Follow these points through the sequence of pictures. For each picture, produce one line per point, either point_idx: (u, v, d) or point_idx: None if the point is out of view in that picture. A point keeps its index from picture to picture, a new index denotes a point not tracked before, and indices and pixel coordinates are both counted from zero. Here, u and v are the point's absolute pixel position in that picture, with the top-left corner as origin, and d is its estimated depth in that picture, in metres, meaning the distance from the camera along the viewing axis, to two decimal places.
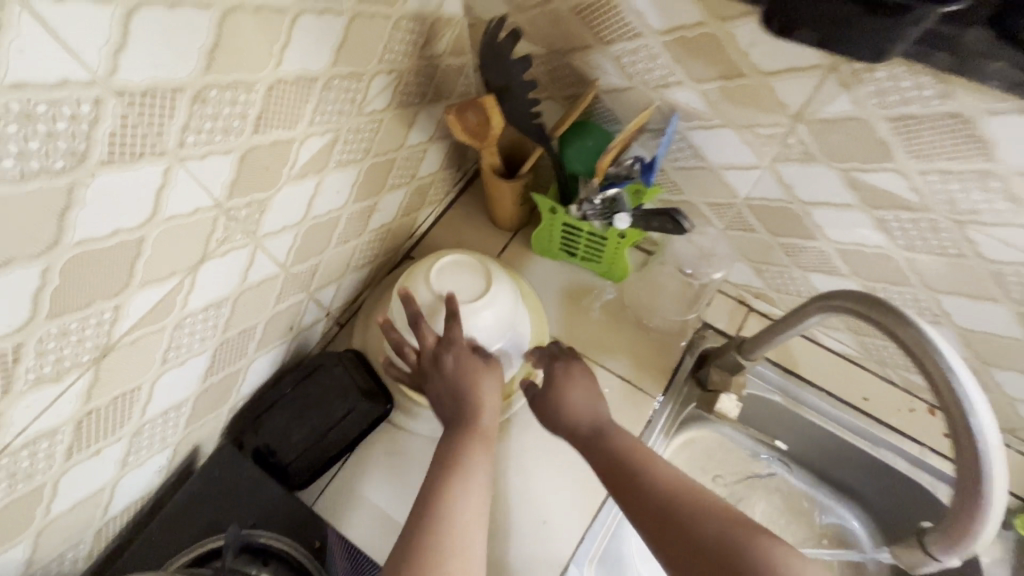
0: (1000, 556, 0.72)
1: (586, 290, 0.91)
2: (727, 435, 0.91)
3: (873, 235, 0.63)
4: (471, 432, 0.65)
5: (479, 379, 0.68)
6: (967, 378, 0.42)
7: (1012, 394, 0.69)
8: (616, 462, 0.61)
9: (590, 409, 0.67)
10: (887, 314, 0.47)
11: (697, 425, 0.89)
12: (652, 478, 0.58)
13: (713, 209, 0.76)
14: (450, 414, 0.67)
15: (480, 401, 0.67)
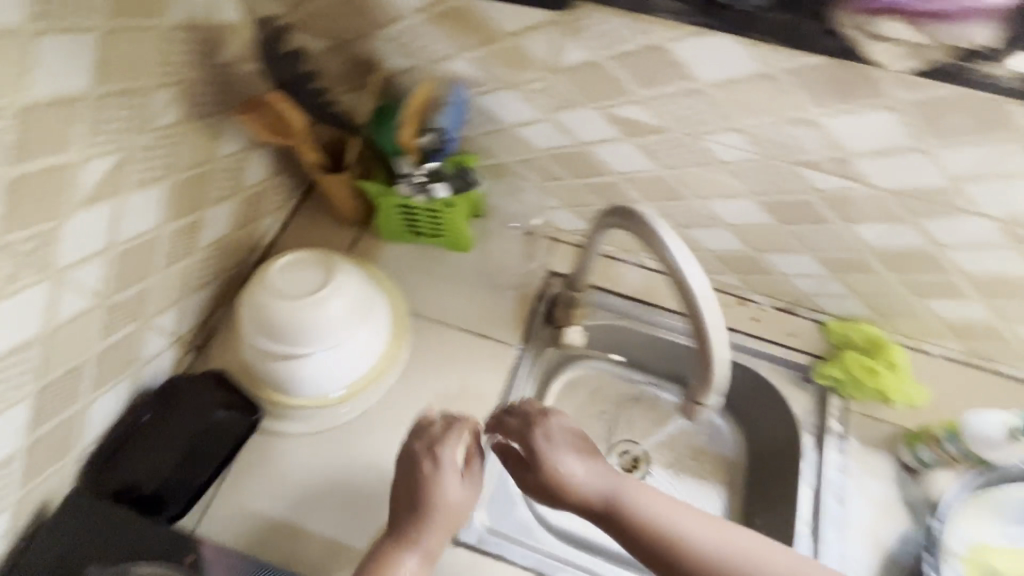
0: (807, 406, 0.87)
1: (440, 265, 0.96)
2: (602, 370, 1.00)
3: (645, 162, 0.74)
4: (422, 544, 0.67)
5: (441, 483, 0.68)
6: (675, 242, 0.56)
7: (786, 272, 0.84)
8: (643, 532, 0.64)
9: (602, 484, 0.67)
10: (625, 216, 0.61)
11: (568, 368, 1.00)
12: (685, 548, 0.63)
13: (524, 165, 0.84)
14: (404, 523, 0.68)
15: (445, 512, 0.68)
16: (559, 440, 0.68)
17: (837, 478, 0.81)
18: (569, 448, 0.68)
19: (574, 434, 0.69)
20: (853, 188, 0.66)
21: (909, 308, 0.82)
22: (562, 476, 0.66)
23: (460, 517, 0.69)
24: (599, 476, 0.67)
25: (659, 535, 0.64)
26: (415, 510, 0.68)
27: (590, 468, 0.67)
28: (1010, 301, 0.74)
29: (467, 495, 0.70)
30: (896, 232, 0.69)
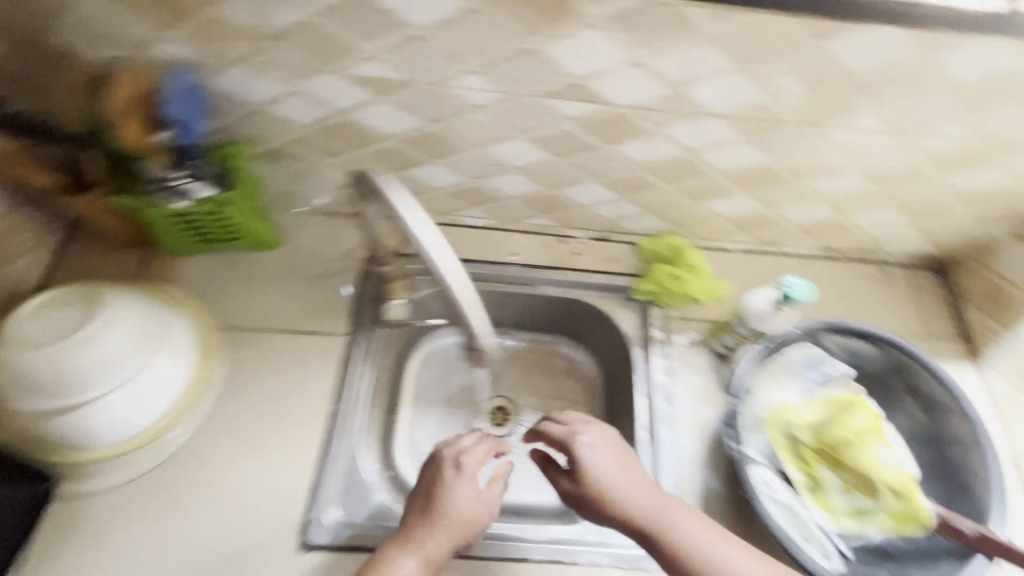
0: (632, 322, 0.93)
1: (247, 270, 0.89)
2: (453, 343, 1.11)
3: (409, 120, 0.72)
4: (421, 551, 0.66)
5: (455, 493, 0.69)
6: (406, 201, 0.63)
7: (584, 201, 0.87)
8: (668, 540, 0.65)
9: (646, 500, 0.67)
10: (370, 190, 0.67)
11: (424, 346, 1.10)
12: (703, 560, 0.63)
13: (297, 146, 0.79)
14: (409, 525, 0.68)
15: (456, 520, 0.68)
16: (597, 450, 0.69)
17: (663, 382, 0.87)
18: (600, 457, 0.69)
19: (606, 444, 0.70)
20: (601, 110, 0.67)
21: (697, 213, 0.88)
22: (594, 480, 0.67)
23: (466, 535, 0.68)
24: (622, 480, 0.67)
25: (669, 551, 0.64)
26: (427, 513, 0.69)
27: (626, 475, 0.68)
28: (768, 189, 0.80)
29: (479, 513, 0.69)
30: (653, 145, 0.72)
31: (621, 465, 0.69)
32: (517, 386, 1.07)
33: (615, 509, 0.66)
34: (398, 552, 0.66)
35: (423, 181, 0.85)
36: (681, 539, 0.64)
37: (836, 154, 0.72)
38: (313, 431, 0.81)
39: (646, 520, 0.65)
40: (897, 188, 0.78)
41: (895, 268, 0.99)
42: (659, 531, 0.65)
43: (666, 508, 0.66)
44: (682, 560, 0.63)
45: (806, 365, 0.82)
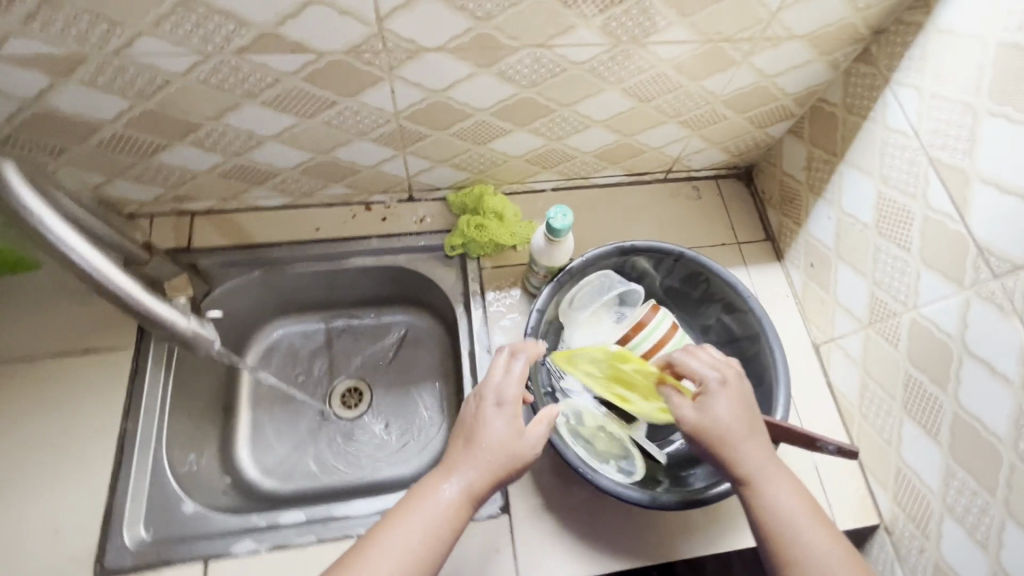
0: (450, 277, 0.92)
1: (6, 296, 0.81)
2: (292, 326, 1.03)
3: (115, 100, 0.64)
4: (463, 481, 0.60)
5: (493, 433, 0.61)
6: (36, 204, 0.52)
7: (366, 162, 0.82)
8: (767, 492, 0.60)
9: (763, 452, 0.61)
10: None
11: (263, 335, 1.01)
12: (789, 511, 0.59)
13: (9, 147, 0.70)
14: (456, 453, 0.62)
15: (493, 452, 0.60)
16: (716, 402, 0.62)
17: (480, 333, 0.86)
18: (727, 403, 0.62)
19: (734, 393, 0.63)
20: (313, 61, 0.62)
21: (487, 157, 0.85)
22: (710, 425, 0.61)
23: (508, 472, 0.61)
24: (740, 432, 0.61)
25: (761, 508, 0.59)
26: (471, 438, 0.62)
27: (744, 432, 0.61)
28: (540, 122, 0.79)
29: (524, 450, 0.61)
30: (394, 92, 0.68)
31: (734, 421, 0.61)
32: (363, 363, 1.02)
33: (721, 456, 0.61)
34: (439, 480, 0.60)
35: (182, 167, 0.78)
36: (764, 502, 0.59)
37: (581, 75, 0.71)
38: (102, 453, 0.75)
39: (749, 476, 0.60)
40: (661, 102, 0.78)
41: (706, 182, 1.01)
42: (754, 484, 0.60)
43: (769, 470, 0.60)
44: (764, 516, 0.59)
45: (605, 288, 0.82)
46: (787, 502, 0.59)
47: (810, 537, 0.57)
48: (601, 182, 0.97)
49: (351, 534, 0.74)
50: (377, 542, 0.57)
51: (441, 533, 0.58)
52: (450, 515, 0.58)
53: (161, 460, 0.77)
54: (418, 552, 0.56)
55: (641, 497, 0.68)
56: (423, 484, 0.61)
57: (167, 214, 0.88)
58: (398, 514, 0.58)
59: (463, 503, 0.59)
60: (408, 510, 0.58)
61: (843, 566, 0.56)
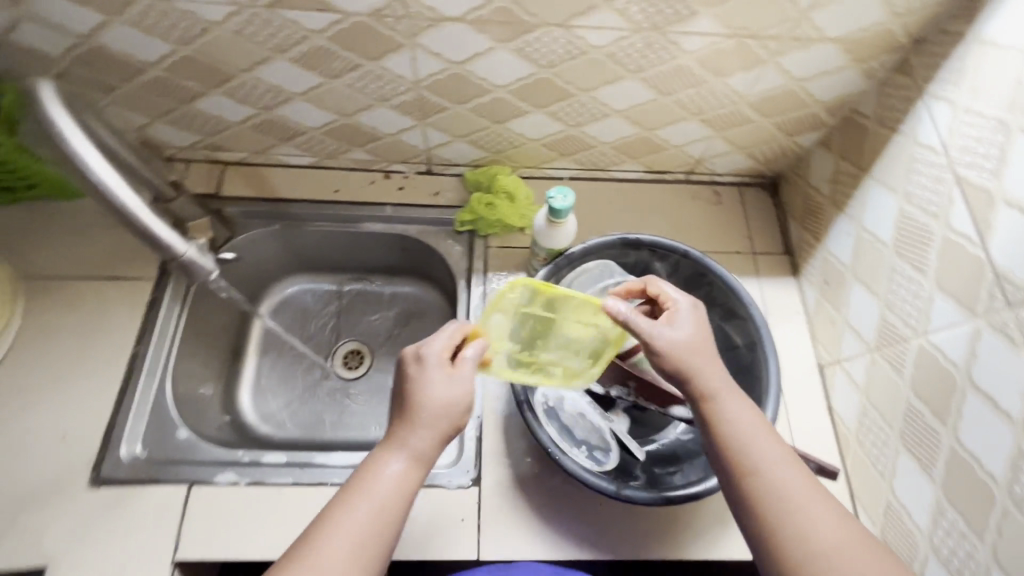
0: (458, 252, 0.93)
1: (51, 219, 0.88)
2: (305, 285, 1.05)
3: (157, 43, 0.69)
4: (408, 452, 0.57)
5: (428, 394, 0.58)
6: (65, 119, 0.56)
7: (387, 129, 0.85)
8: (731, 415, 0.58)
9: (726, 375, 0.60)
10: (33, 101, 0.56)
11: (277, 290, 1.04)
12: (753, 433, 0.57)
13: (65, 80, 0.76)
14: (395, 428, 0.58)
15: (437, 414, 0.57)
16: (685, 318, 0.61)
17: (476, 309, 0.88)
18: (699, 319, 0.62)
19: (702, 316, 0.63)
20: (339, 21, 0.65)
21: (504, 137, 0.86)
22: (692, 340, 0.59)
23: (453, 429, 0.59)
24: (712, 351, 0.60)
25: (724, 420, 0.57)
26: (409, 407, 0.58)
27: (713, 349, 0.60)
28: (558, 105, 0.79)
29: (468, 403, 0.59)
30: (415, 60, 0.70)
31: (702, 338, 0.60)
32: (368, 329, 1.04)
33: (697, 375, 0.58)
34: (383, 457, 0.57)
35: (216, 116, 0.83)
36: (729, 415, 0.58)
37: (600, 60, 0.71)
38: (112, 373, 0.80)
39: (712, 393, 0.58)
40: (683, 97, 0.77)
41: (729, 188, 0.99)
42: (722, 408, 0.58)
43: (731, 392, 0.59)
44: (725, 429, 0.57)
45: (602, 277, 0.81)
46: (749, 416, 0.58)
47: (771, 450, 0.56)
48: (619, 176, 0.97)
49: (326, 482, 0.76)
50: (327, 531, 0.54)
51: (392, 502, 0.56)
52: (401, 490, 0.56)
53: (163, 387, 0.81)
54: (373, 533, 0.54)
55: (607, 486, 0.66)
56: (366, 467, 0.57)
57: (201, 161, 0.93)
58: (344, 501, 0.55)
59: (413, 473, 0.57)
60: (355, 497, 0.55)
61: (803, 480, 0.55)
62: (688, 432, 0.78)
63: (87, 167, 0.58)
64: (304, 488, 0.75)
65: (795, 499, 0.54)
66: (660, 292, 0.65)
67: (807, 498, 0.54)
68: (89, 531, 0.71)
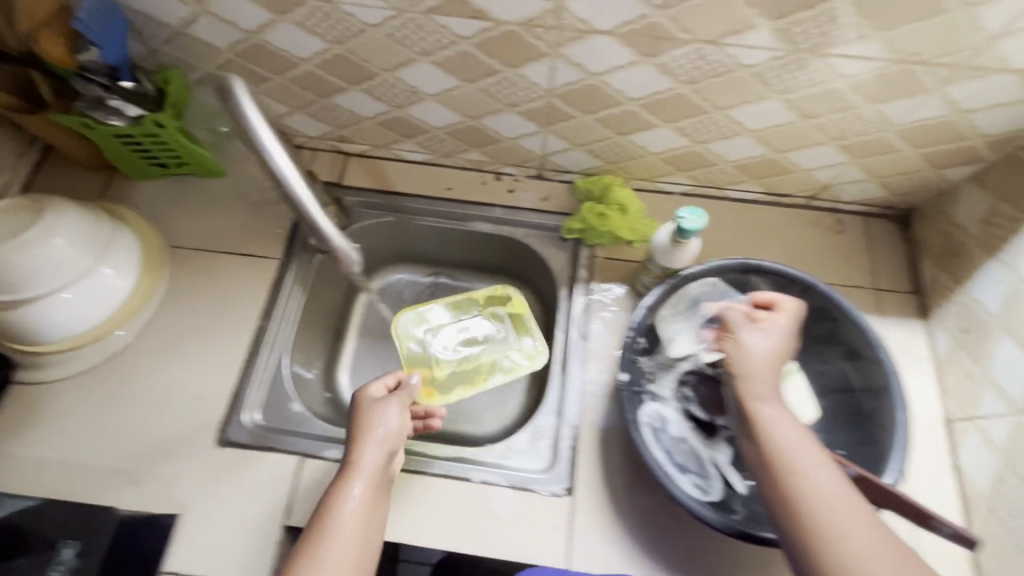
0: (562, 259, 0.94)
1: (195, 194, 0.96)
2: (405, 277, 1.06)
3: (314, 40, 0.73)
4: (362, 475, 0.64)
5: (379, 421, 0.69)
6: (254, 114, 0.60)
7: (509, 134, 0.86)
8: (772, 414, 0.59)
9: (772, 378, 0.62)
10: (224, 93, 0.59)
11: (378, 277, 1.06)
12: (793, 434, 0.58)
13: (225, 71, 0.82)
14: (348, 460, 0.66)
15: (390, 440, 0.68)
16: (768, 326, 0.65)
17: (579, 318, 0.88)
18: (784, 337, 0.64)
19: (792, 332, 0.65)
20: (489, 29, 0.66)
21: (624, 148, 0.85)
22: (761, 343, 0.63)
23: (394, 449, 0.68)
24: (777, 358, 0.63)
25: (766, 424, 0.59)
26: (360, 436, 0.68)
27: (772, 361, 0.62)
28: (688, 121, 0.77)
29: (402, 426, 0.70)
30: (554, 69, 0.71)
31: (779, 347, 0.63)
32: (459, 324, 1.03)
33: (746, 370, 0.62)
34: (342, 485, 0.64)
35: (350, 110, 0.87)
36: (770, 419, 0.59)
37: (745, 79, 0.68)
38: (240, 343, 0.87)
39: (759, 392, 0.61)
40: (826, 121, 0.73)
41: (854, 217, 0.93)
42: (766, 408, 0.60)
43: (776, 396, 0.61)
44: (770, 431, 0.58)
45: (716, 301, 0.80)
46: (792, 422, 0.59)
47: (813, 452, 0.56)
48: (735, 196, 0.93)
49: (423, 471, 0.79)
50: (307, 559, 0.58)
51: (359, 524, 0.62)
52: (363, 513, 0.62)
53: (283, 359, 0.88)
54: (349, 551, 0.60)
55: (713, 517, 0.66)
56: (327, 502, 0.63)
57: (327, 150, 0.99)
58: (313, 531, 0.61)
59: (371, 492, 0.64)
60: (324, 526, 0.60)
61: (843, 490, 0.54)
62: None
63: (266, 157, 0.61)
64: (406, 473, 0.79)
65: (836, 505, 0.53)
66: (784, 308, 0.66)
67: (842, 506, 0.53)
68: (213, 486, 0.78)
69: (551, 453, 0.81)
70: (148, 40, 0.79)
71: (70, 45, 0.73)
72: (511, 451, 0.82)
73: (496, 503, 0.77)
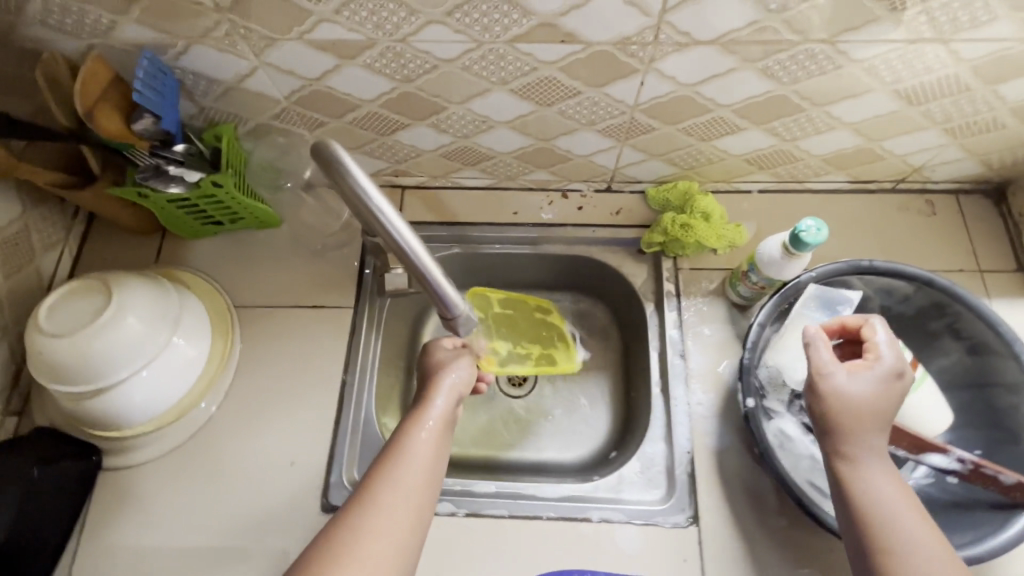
0: (645, 274, 0.90)
1: (252, 248, 0.92)
2: None
3: (380, 81, 0.68)
4: (435, 411, 0.67)
5: (444, 368, 0.72)
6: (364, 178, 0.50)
7: (582, 152, 0.81)
8: (867, 471, 0.58)
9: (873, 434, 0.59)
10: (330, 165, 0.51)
11: None
12: (889, 494, 0.56)
13: (280, 120, 0.78)
14: (422, 399, 0.69)
15: (455, 388, 0.70)
16: (870, 374, 0.61)
17: (673, 335, 0.84)
18: (886, 385, 0.61)
19: (889, 375, 0.61)
20: (578, 51, 0.62)
21: (705, 154, 0.81)
22: (859, 397, 0.60)
23: (461, 397, 0.71)
24: (880, 412, 0.60)
25: (862, 493, 0.57)
26: (431, 380, 0.71)
27: (871, 413, 0.59)
28: (781, 121, 0.72)
29: (470, 376, 0.73)
30: (643, 84, 0.66)
31: (880, 397, 0.60)
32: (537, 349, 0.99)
33: (845, 425, 0.59)
34: (416, 418, 0.67)
35: (411, 146, 0.82)
36: (866, 477, 0.58)
37: (853, 74, 0.64)
38: (326, 399, 0.84)
39: (854, 448, 0.59)
40: (933, 107, 0.69)
41: (943, 197, 0.88)
42: (861, 463, 0.58)
43: (875, 453, 0.59)
44: (864, 489, 0.57)
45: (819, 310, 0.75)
46: (892, 485, 0.57)
47: (910, 516, 0.55)
48: (817, 188, 0.89)
49: (539, 515, 0.76)
50: (384, 478, 0.61)
51: (426, 473, 0.63)
52: (430, 458, 0.63)
53: (370, 412, 0.85)
54: (422, 478, 0.62)
55: None
56: (401, 432, 0.65)
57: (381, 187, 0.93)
58: (383, 465, 0.62)
59: (441, 429, 0.66)
60: (399, 452, 0.63)
61: (941, 551, 0.53)
62: (928, 475, 0.72)
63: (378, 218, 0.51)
64: (520, 518, 0.76)
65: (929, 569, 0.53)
66: (873, 339, 0.64)
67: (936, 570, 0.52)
68: None
69: (667, 481, 0.78)
70: (198, 98, 0.74)
71: (121, 115, 0.69)
72: (624, 484, 0.79)
73: (620, 540, 0.75)
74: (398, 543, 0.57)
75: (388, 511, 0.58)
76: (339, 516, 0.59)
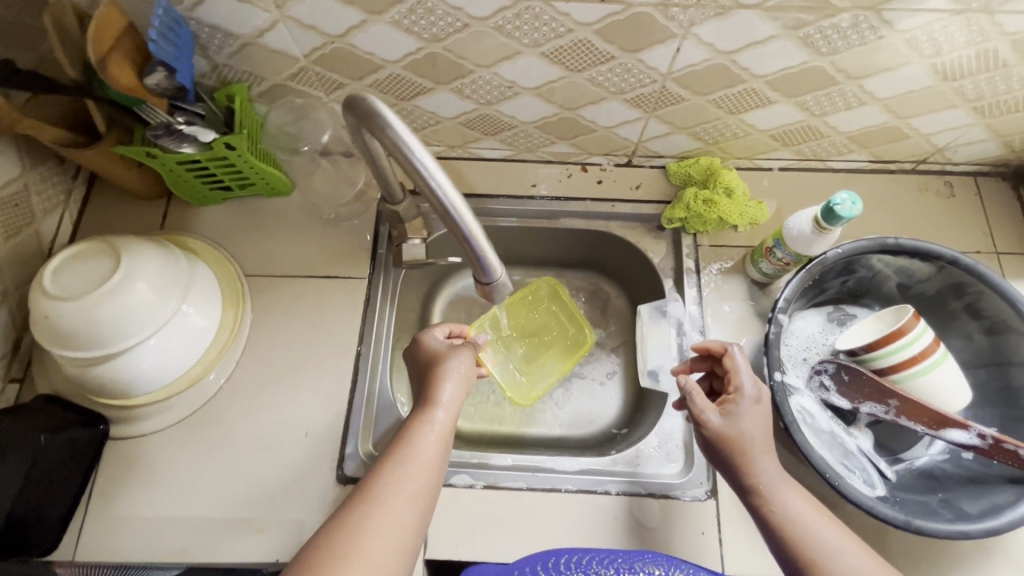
0: (664, 251, 0.89)
1: (261, 216, 0.89)
2: None
3: (407, 41, 0.66)
4: (444, 406, 0.65)
5: (449, 361, 0.69)
6: (408, 133, 0.49)
7: (606, 123, 0.80)
8: (780, 505, 0.61)
9: (772, 462, 0.62)
10: (378, 126, 0.50)
11: (454, 281, 1.00)
12: (806, 517, 0.60)
13: (298, 82, 0.75)
14: (428, 393, 0.66)
15: (463, 382, 0.68)
16: (740, 410, 0.63)
17: (693, 311, 0.84)
18: (756, 414, 0.64)
19: (748, 404, 0.64)
20: (617, 13, 0.60)
21: (732, 128, 0.79)
22: (733, 432, 0.62)
23: (469, 389, 0.69)
24: (761, 443, 0.63)
25: (771, 515, 0.61)
26: (437, 373, 0.68)
27: (761, 442, 0.63)
28: (812, 95, 0.72)
29: (472, 369, 0.70)
30: (679, 51, 0.65)
31: (756, 429, 0.63)
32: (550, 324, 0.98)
33: (744, 465, 0.62)
34: (424, 413, 0.64)
35: (431, 112, 0.79)
36: (784, 502, 0.61)
37: (893, 45, 0.64)
38: (339, 370, 0.83)
39: (758, 480, 0.62)
40: (966, 83, 0.69)
41: (962, 179, 0.88)
42: (764, 494, 0.61)
43: (778, 481, 0.62)
44: (785, 518, 0.60)
45: (810, 288, 0.77)
46: (801, 503, 0.61)
47: (829, 533, 0.59)
48: (837, 167, 0.88)
49: (559, 488, 0.76)
50: (391, 470, 0.59)
51: (435, 467, 0.61)
52: (439, 451, 0.62)
53: (387, 386, 0.84)
54: (431, 470, 0.60)
55: (895, 516, 0.62)
56: (408, 426, 0.63)
57: None
58: (391, 457, 0.60)
59: (446, 426, 0.64)
60: (406, 443, 0.61)
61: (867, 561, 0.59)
62: (943, 452, 0.74)
63: (421, 172, 0.49)
64: (538, 491, 0.76)
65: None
66: (730, 366, 0.66)
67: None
68: None
69: (685, 457, 0.79)
70: (212, 54, 0.71)
71: (135, 69, 0.66)
72: (642, 458, 0.80)
73: (638, 512, 0.75)
74: (400, 543, 0.55)
75: (396, 504, 0.57)
76: (342, 510, 0.56)
